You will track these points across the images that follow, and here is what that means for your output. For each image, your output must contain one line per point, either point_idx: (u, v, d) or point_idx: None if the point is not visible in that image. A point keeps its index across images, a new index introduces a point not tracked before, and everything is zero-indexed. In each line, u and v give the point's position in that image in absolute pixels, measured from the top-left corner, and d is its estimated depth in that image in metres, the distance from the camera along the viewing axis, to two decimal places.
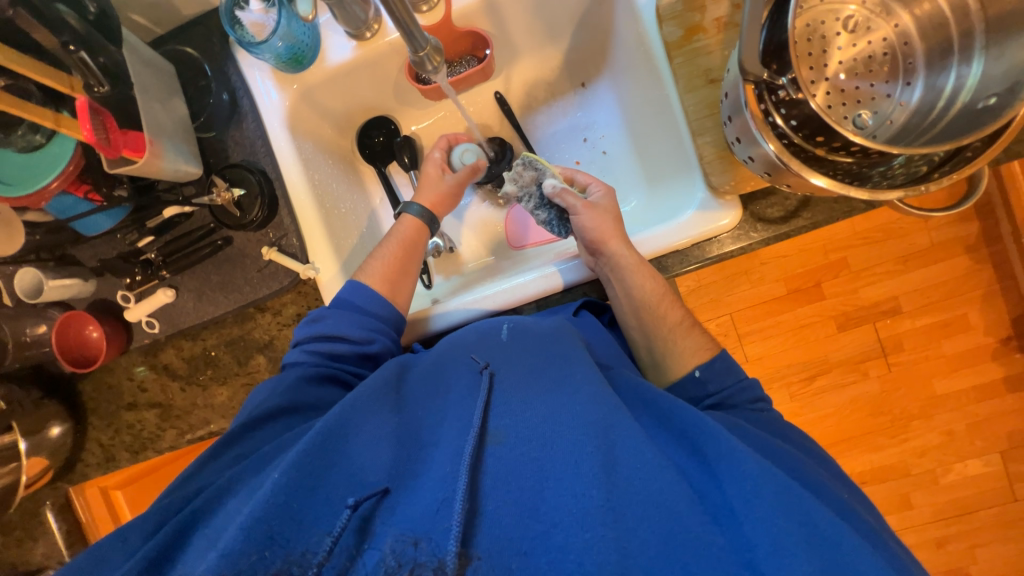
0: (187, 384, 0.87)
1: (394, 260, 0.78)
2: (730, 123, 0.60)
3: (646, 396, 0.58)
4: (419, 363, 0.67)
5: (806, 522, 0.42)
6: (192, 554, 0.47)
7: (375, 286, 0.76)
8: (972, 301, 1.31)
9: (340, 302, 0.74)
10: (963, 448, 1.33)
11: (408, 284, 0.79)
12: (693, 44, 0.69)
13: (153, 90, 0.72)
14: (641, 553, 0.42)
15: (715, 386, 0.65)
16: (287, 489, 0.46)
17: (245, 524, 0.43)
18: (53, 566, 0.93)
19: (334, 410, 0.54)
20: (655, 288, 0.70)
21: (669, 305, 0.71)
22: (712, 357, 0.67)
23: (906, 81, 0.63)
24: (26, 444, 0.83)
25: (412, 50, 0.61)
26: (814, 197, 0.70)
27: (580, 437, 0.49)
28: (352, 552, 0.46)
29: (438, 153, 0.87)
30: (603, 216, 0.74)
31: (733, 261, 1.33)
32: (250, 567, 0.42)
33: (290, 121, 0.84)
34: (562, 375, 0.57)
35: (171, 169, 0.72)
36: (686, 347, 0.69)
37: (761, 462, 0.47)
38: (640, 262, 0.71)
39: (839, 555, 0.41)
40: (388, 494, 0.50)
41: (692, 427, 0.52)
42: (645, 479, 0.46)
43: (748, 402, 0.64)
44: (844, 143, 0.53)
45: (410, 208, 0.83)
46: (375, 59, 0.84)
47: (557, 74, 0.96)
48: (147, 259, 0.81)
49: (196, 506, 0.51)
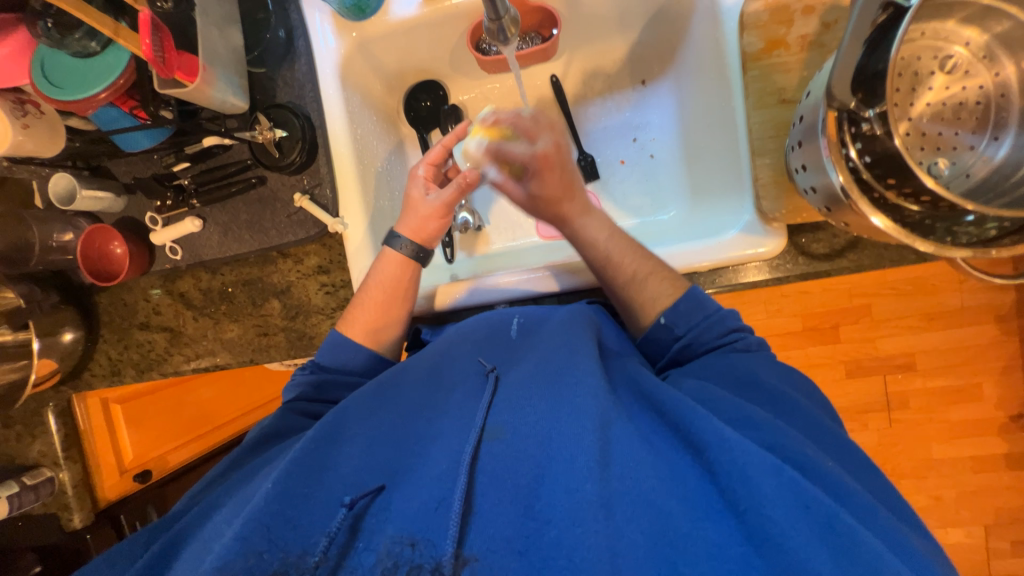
0: (199, 315, 0.88)
1: (374, 305, 0.73)
2: (799, 149, 0.58)
3: (641, 389, 0.56)
4: (419, 358, 0.66)
5: (800, 507, 0.41)
6: (188, 555, 0.49)
7: (356, 336, 0.73)
8: (989, 372, 1.27)
9: (324, 367, 0.72)
10: (948, 515, 1.32)
11: (395, 324, 0.75)
12: (772, 59, 0.66)
13: (214, 15, 0.70)
14: (629, 553, 0.41)
15: (682, 328, 0.64)
16: (282, 497, 0.48)
17: (240, 533, 0.45)
18: (47, 465, 0.95)
19: (325, 419, 0.57)
20: (606, 231, 0.70)
21: (624, 251, 0.69)
22: (677, 299, 0.65)
23: (994, 135, 0.59)
24: (39, 345, 0.83)
25: (491, 15, 0.59)
26: (864, 239, 0.68)
27: (577, 429, 0.48)
28: (343, 552, 0.47)
29: (423, 169, 0.78)
30: (535, 205, 0.72)
31: (751, 290, 1.30)
32: (247, 570, 0.44)
33: (342, 70, 0.82)
34: (565, 365, 0.56)
35: (219, 98, 0.71)
36: (650, 293, 0.66)
37: (757, 448, 0.45)
38: (591, 218, 0.71)
39: (827, 519, 0.41)
40: (384, 490, 0.50)
41: (685, 418, 0.49)
42: (638, 477, 0.45)
43: (717, 335, 0.63)
44: (915, 190, 0.50)
45: (396, 243, 0.75)
46: (437, 20, 0.82)
47: (618, 67, 0.93)
48: (180, 185, 0.81)
49: (176, 534, 0.54)
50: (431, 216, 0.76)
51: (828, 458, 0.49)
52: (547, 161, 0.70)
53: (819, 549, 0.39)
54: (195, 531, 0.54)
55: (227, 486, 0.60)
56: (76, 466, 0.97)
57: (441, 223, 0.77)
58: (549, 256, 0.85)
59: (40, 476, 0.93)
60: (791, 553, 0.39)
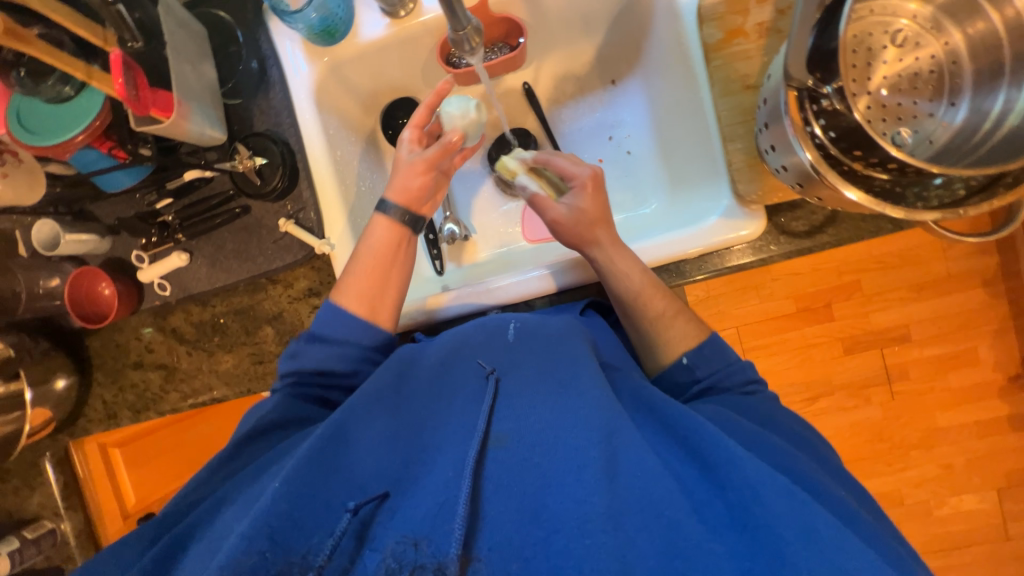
0: (193, 349, 0.88)
1: (367, 273, 0.72)
2: (766, 131, 0.59)
3: (647, 400, 0.57)
4: (423, 357, 0.64)
5: (807, 529, 0.42)
6: (195, 554, 0.49)
7: (351, 305, 0.71)
8: (983, 336, 1.29)
9: (317, 334, 0.69)
10: (961, 483, 1.32)
11: (390, 296, 0.73)
12: (733, 48, 0.69)
13: (186, 50, 0.71)
14: (639, 562, 0.42)
15: (703, 372, 0.65)
16: (290, 497, 0.47)
17: (246, 532, 0.44)
18: (48, 516, 0.93)
19: (332, 416, 0.54)
20: (638, 267, 0.70)
21: (652, 293, 0.69)
22: (701, 342, 0.67)
23: (951, 101, 0.61)
24: (32, 394, 0.83)
25: (452, 28, 0.61)
26: (840, 214, 0.69)
27: (581, 440, 0.48)
28: (352, 555, 0.47)
29: (407, 131, 0.77)
30: (577, 219, 0.72)
31: (741, 274, 1.32)
32: (252, 568, 0.43)
33: (317, 94, 0.83)
34: (568, 376, 0.55)
35: (197, 132, 0.72)
36: (673, 335, 0.68)
37: (767, 468, 0.46)
38: (622, 248, 0.71)
39: (828, 538, 0.42)
40: (388, 497, 0.50)
41: (694, 432, 0.51)
42: (646, 487, 0.46)
43: (739, 384, 0.65)
44: (883, 160, 0.51)
45: (386, 207, 0.74)
46: (407, 38, 0.83)
47: (588, 69, 0.95)
48: (164, 222, 0.80)
49: (188, 524, 0.53)
50: (416, 170, 0.74)
51: (839, 488, 0.53)
52: (596, 182, 0.73)
53: (818, 561, 0.41)
54: (203, 526, 0.53)
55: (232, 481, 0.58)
56: (78, 515, 0.95)
57: (425, 178, 0.75)
58: (542, 258, 0.85)
59: (41, 529, 0.92)
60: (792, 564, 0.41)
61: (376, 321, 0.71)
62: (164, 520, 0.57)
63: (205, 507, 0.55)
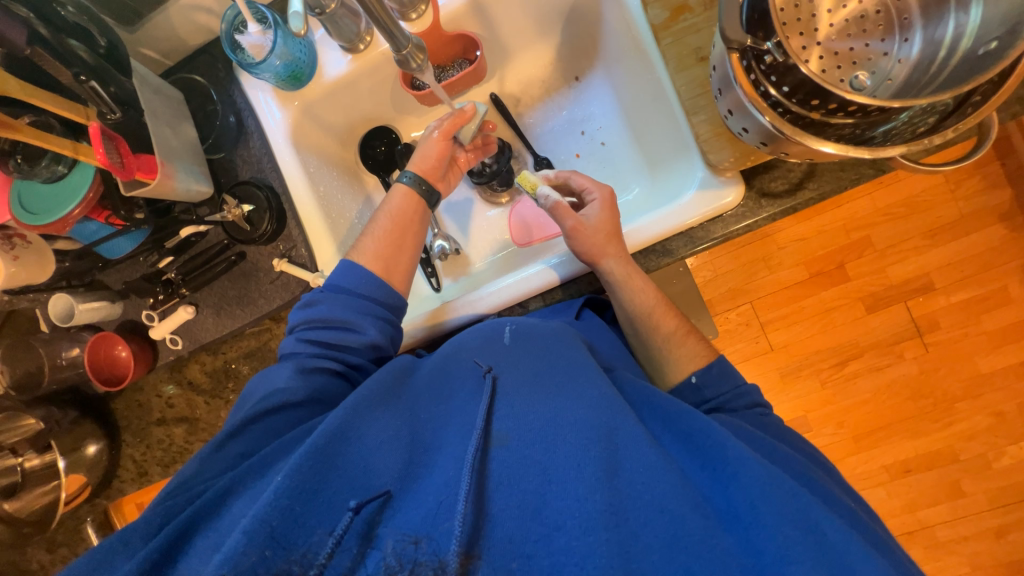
0: (211, 398, 0.91)
1: (386, 233, 0.76)
2: (721, 96, 0.59)
3: (650, 399, 0.57)
4: (423, 365, 0.66)
5: (815, 530, 0.42)
6: (196, 561, 0.47)
7: (368, 264, 0.73)
8: (1011, 273, 1.23)
9: (334, 286, 0.71)
10: (1017, 430, 1.24)
11: (404, 259, 0.76)
12: (680, 24, 0.70)
13: (164, 116, 0.76)
14: (643, 557, 0.42)
15: (711, 392, 0.66)
16: (290, 492, 0.45)
17: (248, 526, 0.43)
18: None
19: (335, 414, 0.53)
20: (652, 292, 0.72)
21: (663, 314, 0.72)
22: (710, 362, 0.68)
23: (904, 36, 0.61)
24: (66, 461, 0.88)
25: (394, 49, 0.63)
26: (818, 167, 0.68)
27: (582, 439, 0.48)
28: (355, 554, 0.45)
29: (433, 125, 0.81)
30: (593, 232, 0.72)
31: (745, 247, 1.30)
32: (251, 568, 0.42)
33: (293, 136, 0.87)
34: (568, 379, 0.56)
35: (183, 189, 0.76)
36: (684, 353, 0.70)
37: (771, 471, 0.46)
38: (633, 267, 0.72)
39: (820, 530, 0.42)
40: (392, 497, 0.49)
41: (698, 431, 0.51)
42: (649, 482, 0.46)
43: (747, 406, 0.64)
44: (841, 104, 0.51)
45: (404, 176, 0.79)
46: (371, 69, 0.86)
47: (551, 71, 0.97)
48: (167, 279, 0.84)
49: (198, 508, 0.51)
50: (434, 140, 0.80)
51: (849, 498, 0.54)
52: (612, 201, 0.76)
53: (818, 559, 0.40)
54: (214, 518, 0.51)
55: (241, 471, 0.54)
56: None
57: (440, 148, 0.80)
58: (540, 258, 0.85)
59: None
60: (791, 562, 0.40)
61: (391, 282, 0.74)
62: (168, 507, 0.53)
63: (210, 497, 0.51)
